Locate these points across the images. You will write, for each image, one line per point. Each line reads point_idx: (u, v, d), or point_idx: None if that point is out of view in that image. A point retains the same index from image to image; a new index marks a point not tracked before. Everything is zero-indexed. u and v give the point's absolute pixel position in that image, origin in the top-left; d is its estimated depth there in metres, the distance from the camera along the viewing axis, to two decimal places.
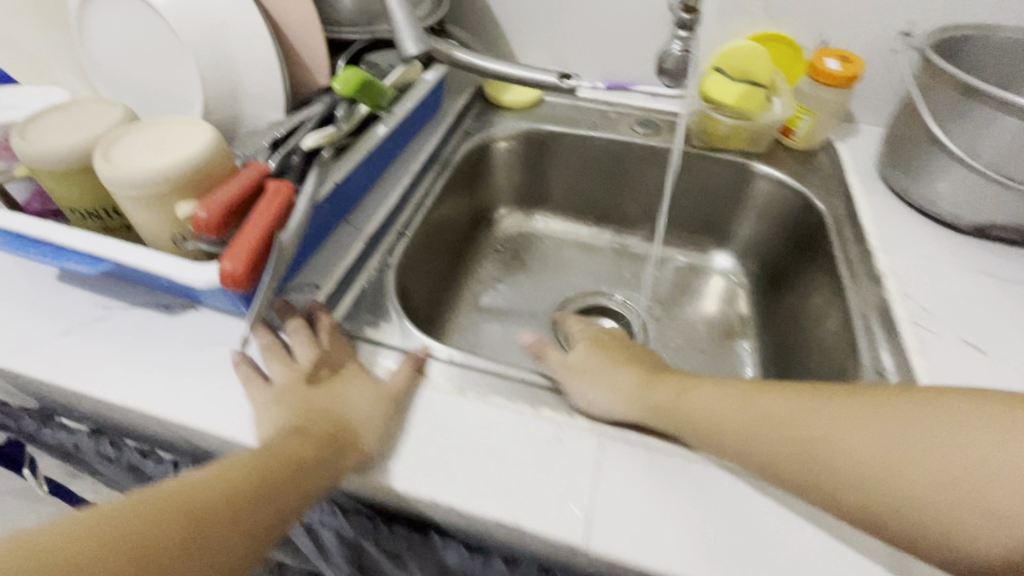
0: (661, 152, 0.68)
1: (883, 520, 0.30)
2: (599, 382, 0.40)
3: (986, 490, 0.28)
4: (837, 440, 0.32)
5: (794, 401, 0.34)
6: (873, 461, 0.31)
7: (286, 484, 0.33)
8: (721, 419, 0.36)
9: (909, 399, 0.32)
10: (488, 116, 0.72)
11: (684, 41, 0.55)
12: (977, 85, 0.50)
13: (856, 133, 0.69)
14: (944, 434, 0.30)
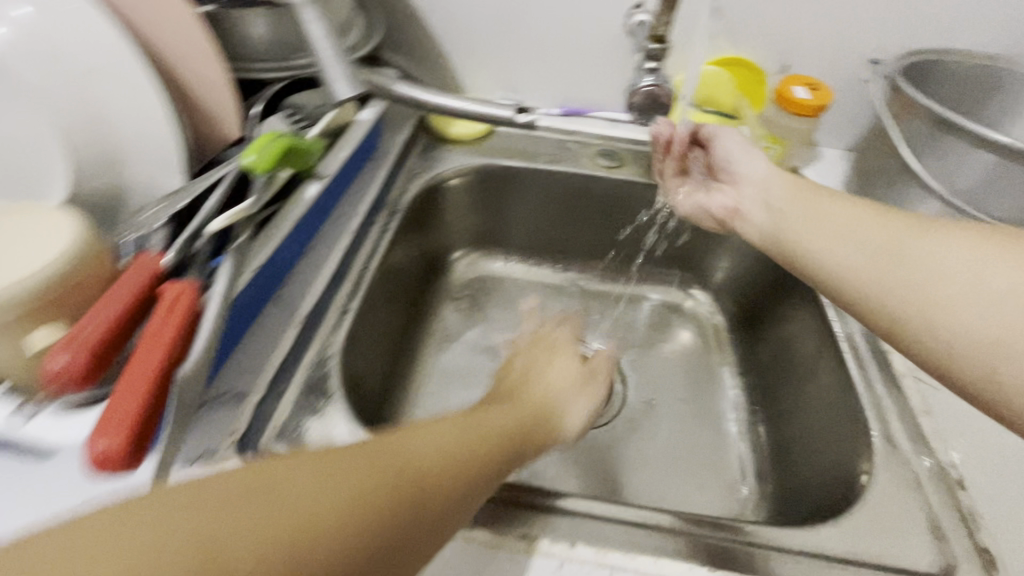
0: (627, 186, 0.63)
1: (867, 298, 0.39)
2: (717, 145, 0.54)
3: (987, 276, 0.34)
4: (927, 256, 0.37)
5: (897, 220, 0.40)
6: (932, 279, 0.36)
7: (486, 464, 0.30)
8: (849, 229, 0.41)
9: (951, 229, 0.37)
10: (436, 151, 0.64)
11: (653, 74, 0.51)
12: (949, 117, 0.47)
13: (820, 157, 0.67)
14: (964, 264, 0.35)
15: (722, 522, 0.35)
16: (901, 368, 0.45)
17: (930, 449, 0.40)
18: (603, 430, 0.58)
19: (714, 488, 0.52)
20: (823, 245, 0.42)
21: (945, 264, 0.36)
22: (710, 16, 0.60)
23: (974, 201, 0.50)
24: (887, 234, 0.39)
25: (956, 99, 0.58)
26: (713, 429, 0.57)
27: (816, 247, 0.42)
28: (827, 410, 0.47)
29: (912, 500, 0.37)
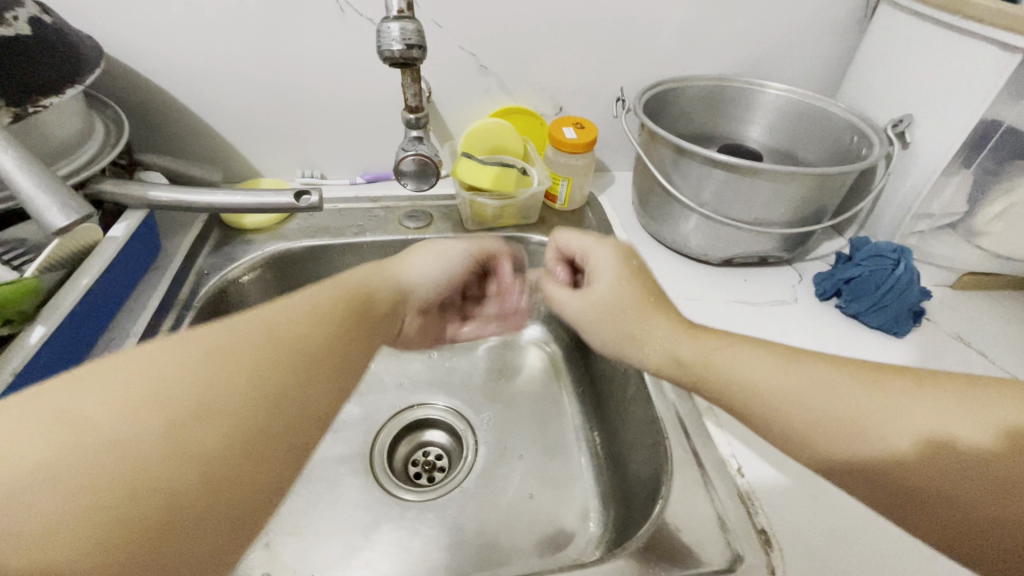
0: (437, 244, 0.64)
1: (850, 442, 0.33)
2: (631, 325, 0.42)
3: (905, 440, 0.32)
4: (736, 363, 0.38)
5: (830, 369, 0.36)
6: (745, 387, 0.37)
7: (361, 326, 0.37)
8: (770, 388, 0.36)
9: (918, 386, 0.33)
10: (232, 245, 0.60)
11: (417, 143, 0.51)
12: (683, 146, 0.53)
13: (611, 183, 0.73)
14: (882, 408, 0.33)
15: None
16: None
17: (721, 452, 0.43)
18: (456, 494, 0.57)
19: (565, 523, 0.54)
20: (752, 379, 0.37)
21: (779, 398, 0.36)
22: (478, 74, 0.63)
23: (722, 210, 0.56)
24: (819, 379, 0.35)
25: (700, 116, 0.65)
26: (559, 464, 0.59)
27: (753, 379, 0.37)
28: (639, 424, 0.50)
29: (701, 500, 0.40)
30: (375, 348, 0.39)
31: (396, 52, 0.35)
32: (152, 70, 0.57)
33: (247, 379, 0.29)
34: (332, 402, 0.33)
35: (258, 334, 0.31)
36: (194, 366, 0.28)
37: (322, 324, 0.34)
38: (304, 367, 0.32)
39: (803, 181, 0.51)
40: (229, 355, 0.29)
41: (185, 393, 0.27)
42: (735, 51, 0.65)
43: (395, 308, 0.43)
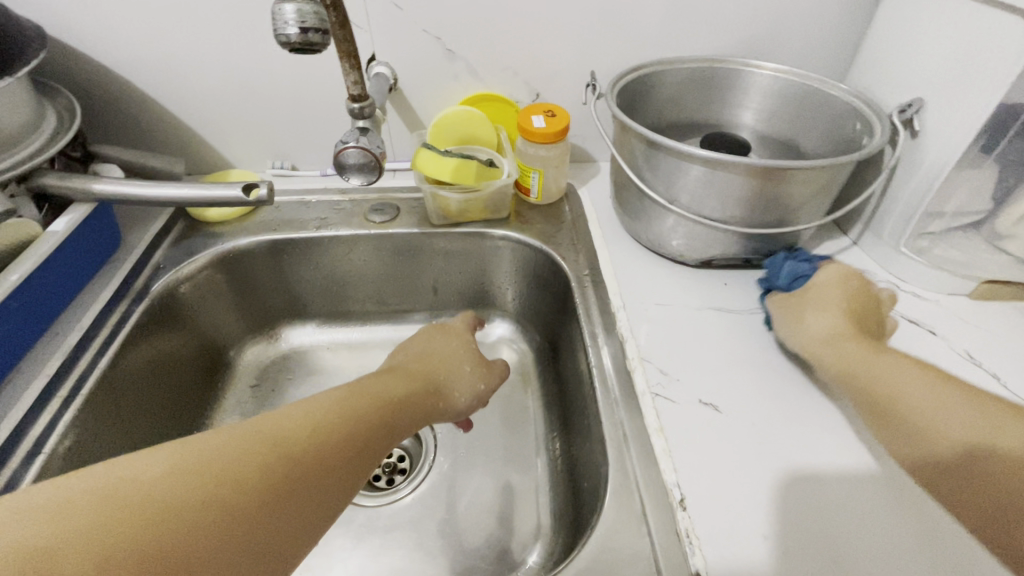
0: (403, 239, 0.61)
1: (928, 438, 0.35)
2: (824, 314, 0.44)
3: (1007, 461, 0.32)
4: (899, 376, 0.38)
5: (934, 393, 0.36)
6: (911, 405, 0.36)
7: (394, 410, 0.35)
8: (893, 390, 0.37)
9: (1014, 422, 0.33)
10: (193, 238, 0.59)
11: (360, 134, 0.48)
12: (652, 138, 0.47)
13: (594, 174, 0.68)
14: (966, 425, 0.34)
15: None
16: (640, 386, 0.44)
17: (667, 480, 0.38)
18: (409, 500, 0.55)
19: (517, 540, 0.51)
20: (882, 383, 0.38)
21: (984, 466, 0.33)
22: (446, 58, 0.60)
23: (697, 208, 0.50)
24: (916, 403, 0.36)
25: (688, 102, 0.60)
26: (519, 475, 0.55)
27: (886, 378, 0.38)
28: (593, 440, 0.46)
29: (637, 535, 0.36)
30: (374, 452, 0.32)
31: (293, 36, 0.32)
32: (112, 59, 0.57)
33: (169, 499, 0.23)
34: (293, 533, 0.26)
35: (191, 448, 0.26)
36: (118, 488, 0.23)
37: (284, 433, 0.28)
38: (254, 492, 0.25)
39: (788, 177, 0.45)
40: (153, 471, 0.24)
41: (108, 507, 0.22)
42: (729, 30, 0.58)
43: (403, 401, 0.36)
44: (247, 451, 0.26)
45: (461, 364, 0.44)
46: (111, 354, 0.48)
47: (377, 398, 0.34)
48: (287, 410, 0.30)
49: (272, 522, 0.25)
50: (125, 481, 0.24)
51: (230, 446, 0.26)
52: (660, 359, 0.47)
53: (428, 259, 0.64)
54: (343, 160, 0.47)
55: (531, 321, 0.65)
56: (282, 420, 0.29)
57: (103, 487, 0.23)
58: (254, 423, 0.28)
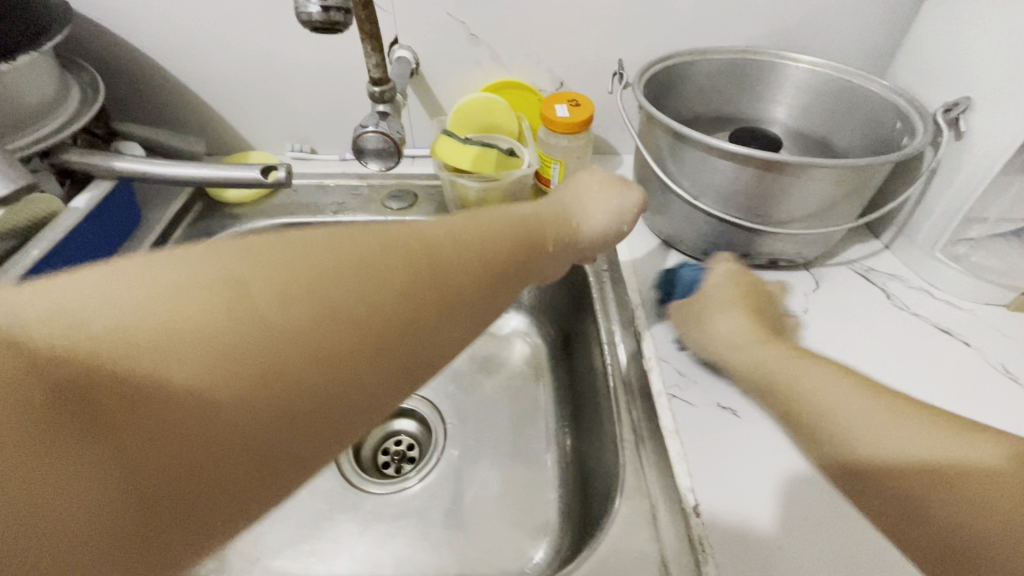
0: (420, 226, 0.61)
1: (838, 436, 0.32)
2: (728, 313, 0.43)
3: (921, 459, 0.28)
4: (807, 377, 0.35)
5: (851, 388, 0.33)
6: (821, 406, 0.33)
7: (493, 291, 0.30)
8: (806, 393, 0.34)
9: (936, 416, 0.30)
10: (211, 219, 0.60)
11: (380, 118, 0.47)
12: (679, 130, 0.45)
13: (615, 167, 0.67)
14: (884, 422, 0.31)
15: None
16: (656, 387, 0.43)
17: (680, 484, 0.37)
18: (417, 489, 0.54)
19: (522, 535, 0.50)
20: (791, 385, 0.35)
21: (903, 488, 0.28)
22: (469, 44, 0.58)
23: (723, 205, 0.49)
24: (828, 400, 0.33)
25: (718, 94, 0.58)
26: (528, 471, 0.55)
27: (797, 378, 0.35)
28: (604, 438, 0.45)
29: (644, 538, 0.36)
30: (459, 341, 0.28)
31: (314, 15, 0.31)
32: (134, 37, 0.56)
33: (279, 318, 0.22)
34: (380, 389, 0.25)
35: (304, 264, 0.23)
36: (236, 287, 0.22)
37: (395, 282, 0.25)
38: (356, 341, 0.23)
39: (821, 175, 0.43)
40: (245, 306, 0.21)
41: (228, 303, 0.21)
42: (764, 20, 0.56)
43: (505, 282, 0.31)
44: (325, 320, 0.23)
45: (563, 246, 0.38)
46: None
47: (482, 274, 0.29)
48: (382, 270, 0.25)
49: (330, 406, 0.23)
50: (243, 280, 0.22)
51: (311, 304, 0.22)
52: (678, 359, 0.45)
53: None
54: (361, 145, 0.47)
55: (546, 314, 0.64)
56: (376, 284, 0.24)
57: (229, 277, 0.22)
58: (344, 275, 0.24)
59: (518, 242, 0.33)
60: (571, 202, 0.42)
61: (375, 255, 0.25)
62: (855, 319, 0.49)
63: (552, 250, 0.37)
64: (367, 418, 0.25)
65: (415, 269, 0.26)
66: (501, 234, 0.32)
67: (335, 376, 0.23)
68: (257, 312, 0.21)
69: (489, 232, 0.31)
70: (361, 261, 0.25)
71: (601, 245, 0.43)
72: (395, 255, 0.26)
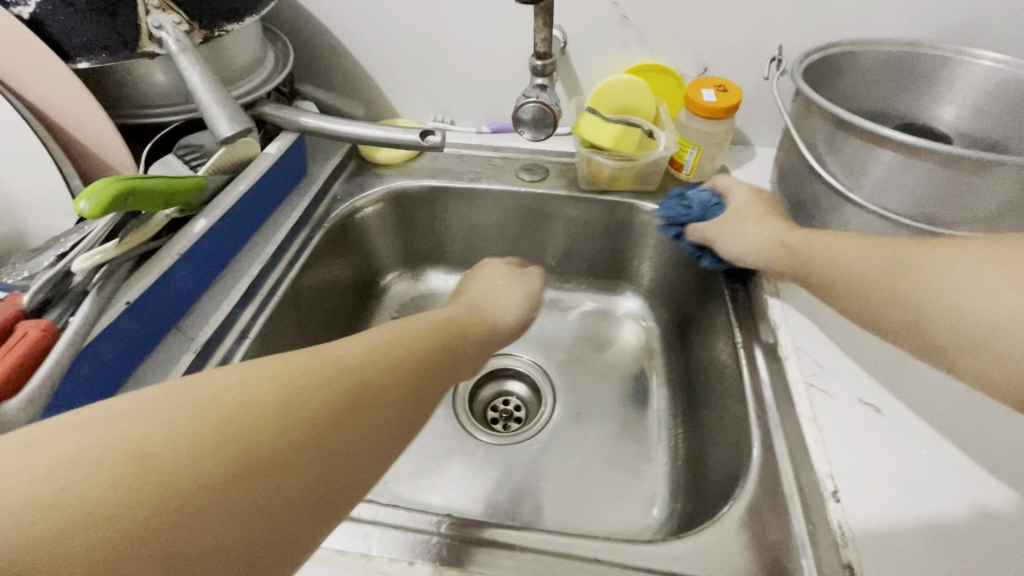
0: (550, 200, 0.63)
1: (857, 289, 0.39)
2: (752, 220, 0.49)
3: (909, 288, 0.35)
4: (832, 247, 0.42)
5: (865, 247, 0.40)
6: (840, 269, 0.41)
7: (410, 402, 0.31)
8: (832, 261, 0.41)
9: (933, 245, 0.36)
10: (364, 177, 0.66)
11: (540, 90, 0.50)
12: (844, 119, 0.44)
13: (750, 158, 0.66)
14: (899, 262, 0.37)
15: (589, 549, 0.35)
16: (792, 374, 0.43)
17: (818, 471, 0.37)
18: (528, 446, 0.57)
19: (629, 503, 0.52)
20: (820, 266, 0.42)
21: (861, 274, 0.39)
22: (620, 25, 0.60)
23: (879, 200, 0.47)
24: (844, 266, 0.40)
25: (879, 88, 0.55)
26: (636, 444, 0.56)
27: (826, 255, 0.42)
28: (729, 422, 0.46)
29: (776, 518, 0.36)
30: (379, 454, 0.29)
31: None
32: (318, 7, 0.63)
33: (183, 471, 0.22)
34: (293, 526, 0.25)
35: (205, 409, 0.24)
36: (129, 448, 0.22)
37: (298, 416, 0.26)
38: (265, 479, 0.24)
39: (1003, 175, 0.41)
40: (153, 448, 0.22)
41: (130, 467, 0.22)
42: (942, 9, 0.53)
43: (421, 389, 0.32)
44: (232, 449, 0.24)
45: (471, 345, 0.39)
46: (296, 267, 0.55)
47: (395, 385, 0.31)
48: (289, 395, 0.26)
49: (248, 540, 0.23)
50: (145, 441, 0.23)
51: (212, 439, 0.24)
52: (816, 352, 0.45)
53: (570, 222, 0.65)
54: (520, 115, 0.50)
55: (663, 299, 0.65)
56: (281, 409, 0.26)
57: (129, 437, 0.22)
58: (246, 406, 0.25)
59: (429, 350, 0.34)
60: (481, 302, 0.46)
61: (278, 384, 0.27)
62: None
63: (464, 352, 0.38)
64: (290, 549, 0.25)
65: (322, 389, 0.28)
66: (411, 343, 0.34)
67: (253, 502, 0.23)
68: (157, 456, 0.22)
69: (397, 339, 0.33)
70: (263, 391, 0.26)
71: (515, 334, 0.46)
72: (301, 381, 0.27)
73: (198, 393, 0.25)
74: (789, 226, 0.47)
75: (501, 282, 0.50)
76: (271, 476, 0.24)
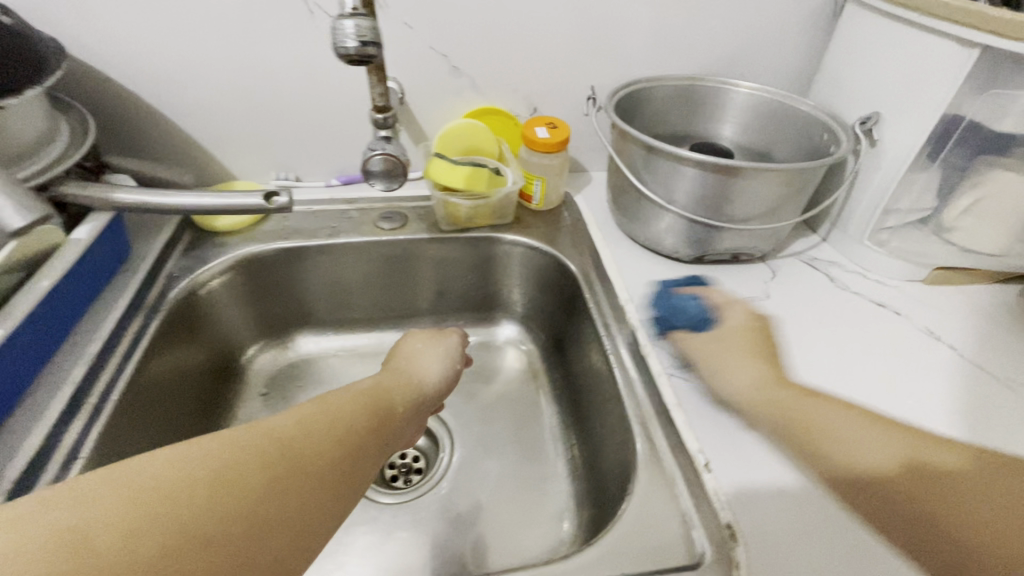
0: (413, 244, 0.64)
1: (826, 454, 0.39)
2: (741, 360, 0.46)
3: (917, 442, 0.38)
4: (839, 426, 0.40)
5: (852, 424, 0.40)
6: (846, 447, 0.39)
7: (348, 457, 0.34)
8: (857, 455, 0.38)
9: (895, 423, 0.40)
10: (203, 248, 0.60)
11: (383, 143, 0.51)
12: (652, 144, 0.52)
13: (586, 183, 0.73)
14: (863, 426, 0.40)
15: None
16: (656, 368, 0.48)
17: (691, 448, 0.42)
18: (435, 495, 0.56)
19: (541, 526, 0.53)
20: (838, 450, 0.39)
21: (881, 445, 0.39)
22: (451, 75, 0.64)
23: (691, 208, 0.56)
24: (813, 416, 0.41)
25: (673, 117, 0.66)
26: (539, 466, 0.58)
27: (842, 439, 0.39)
28: (613, 424, 0.50)
29: (666, 499, 0.40)
30: (326, 504, 0.31)
31: (351, 49, 0.35)
32: (120, 71, 0.57)
33: (120, 556, 0.23)
34: None
35: (141, 493, 0.26)
36: (78, 532, 0.23)
37: (233, 494, 0.27)
38: (206, 551, 0.25)
39: (773, 176, 0.51)
40: (104, 527, 0.24)
41: (72, 552, 0.23)
42: (706, 51, 0.65)
43: (356, 446, 0.35)
44: (183, 517, 0.26)
45: (398, 401, 0.42)
46: (135, 362, 0.48)
47: (333, 443, 0.33)
48: (227, 464, 0.28)
49: None
50: (89, 525, 0.24)
51: (158, 512, 0.25)
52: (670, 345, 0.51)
53: (436, 263, 0.66)
54: (370, 166, 0.50)
55: (537, 322, 0.68)
56: (223, 476, 0.28)
57: (71, 527, 0.24)
58: (188, 479, 0.27)
59: (361, 411, 0.37)
60: (403, 364, 0.48)
61: (216, 455, 0.29)
62: (809, 300, 0.57)
63: (396, 410, 0.41)
64: None
65: (256, 455, 0.30)
66: (339, 406, 0.36)
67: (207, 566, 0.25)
68: (106, 538, 0.24)
69: (321, 407, 0.35)
70: (203, 464, 0.28)
71: (442, 394, 0.48)
72: (235, 450, 0.29)
73: (138, 474, 0.26)
74: (772, 376, 0.45)
75: (421, 344, 0.51)
76: (220, 538, 0.26)
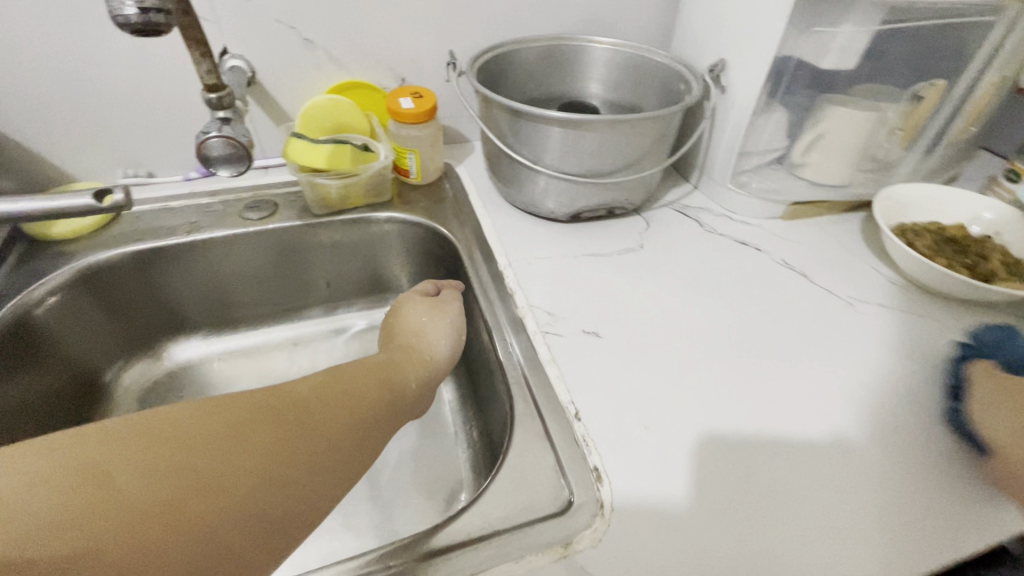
0: (286, 233, 0.60)
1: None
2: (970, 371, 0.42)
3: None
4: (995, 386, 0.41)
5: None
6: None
7: (367, 414, 0.34)
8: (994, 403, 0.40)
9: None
10: (36, 260, 0.53)
11: (221, 125, 0.47)
12: (513, 106, 0.51)
13: (467, 153, 0.72)
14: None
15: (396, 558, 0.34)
16: (531, 328, 0.49)
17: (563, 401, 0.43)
18: None
19: (442, 497, 0.53)
20: None
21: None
22: (304, 49, 0.60)
23: (561, 167, 0.56)
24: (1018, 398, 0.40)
25: (542, 78, 0.66)
26: (438, 440, 0.58)
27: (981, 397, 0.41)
28: (496, 387, 0.50)
29: (541, 450, 0.40)
30: (347, 460, 0.31)
31: (132, 17, 0.32)
32: None
33: (142, 495, 0.24)
34: (266, 528, 0.27)
35: (161, 436, 0.27)
36: (100, 470, 0.25)
37: (245, 449, 0.28)
38: (230, 490, 0.26)
39: (631, 127, 0.52)
40: (127, 466, 0.25)
41: (95, 489, 0.24)
42: (566, 9, 0.65)
43: (372, 407, 0.35)
44: (201, 462, 0.26)
45: (414, 365, 0.42)
46: None
47: (349, 404, 0.34)
48: (246, 419, 0.29)
49: (237, 534, 0.26)
50: (109, 464, 0.25)
51: (179, 453, 0.26)
52: (546, 303, 0.52)
53: (316, 250, 0.63)
54: (208, 150, 0.46)
55: None
56: (239, 428, 0.29)
57: (93, 466, 0.25)
58: (205, 429, 0.28)
59: (376, 377, 0.38)
60: (414, 335, 0.46)
61: (236, 408, 0.30)
62: (679, 245, 0.60)
63: (412, 376, 0.41)
64: (277, 542, 0.27)
65: (270, 412, 0.30)
66: (352, 374, 0.37)
67: (229, 505, 0.26)
68: (128, 475, 0.25)
69: (338, 374, 0.36)
70: (222, 418, 0.29)
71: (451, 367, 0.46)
72: (250, 407, 0.30)
73: (160, 420, 0.28)
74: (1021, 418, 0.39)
75: (424, 315, 0.49)
76: (240, 480, 0.27)
